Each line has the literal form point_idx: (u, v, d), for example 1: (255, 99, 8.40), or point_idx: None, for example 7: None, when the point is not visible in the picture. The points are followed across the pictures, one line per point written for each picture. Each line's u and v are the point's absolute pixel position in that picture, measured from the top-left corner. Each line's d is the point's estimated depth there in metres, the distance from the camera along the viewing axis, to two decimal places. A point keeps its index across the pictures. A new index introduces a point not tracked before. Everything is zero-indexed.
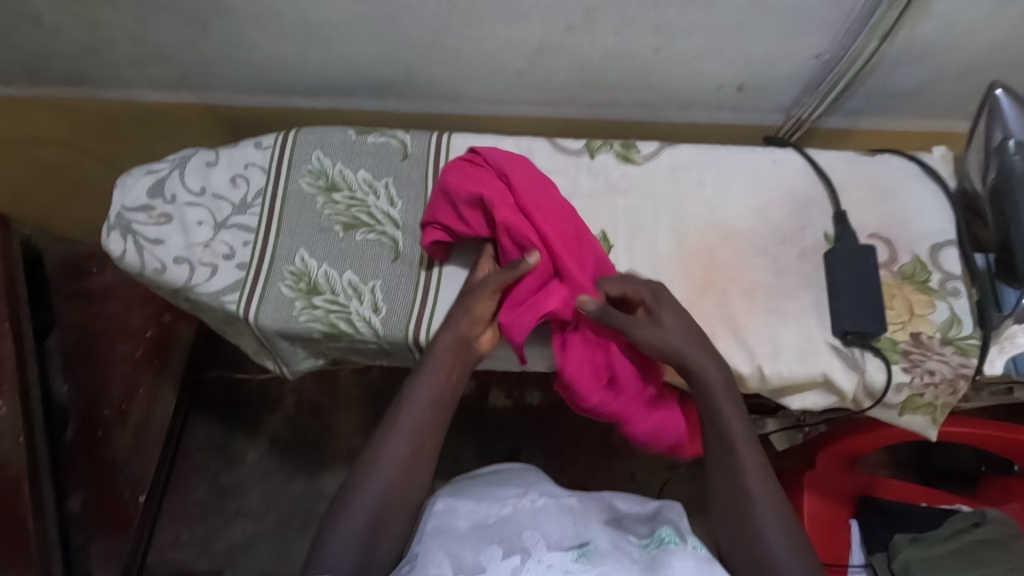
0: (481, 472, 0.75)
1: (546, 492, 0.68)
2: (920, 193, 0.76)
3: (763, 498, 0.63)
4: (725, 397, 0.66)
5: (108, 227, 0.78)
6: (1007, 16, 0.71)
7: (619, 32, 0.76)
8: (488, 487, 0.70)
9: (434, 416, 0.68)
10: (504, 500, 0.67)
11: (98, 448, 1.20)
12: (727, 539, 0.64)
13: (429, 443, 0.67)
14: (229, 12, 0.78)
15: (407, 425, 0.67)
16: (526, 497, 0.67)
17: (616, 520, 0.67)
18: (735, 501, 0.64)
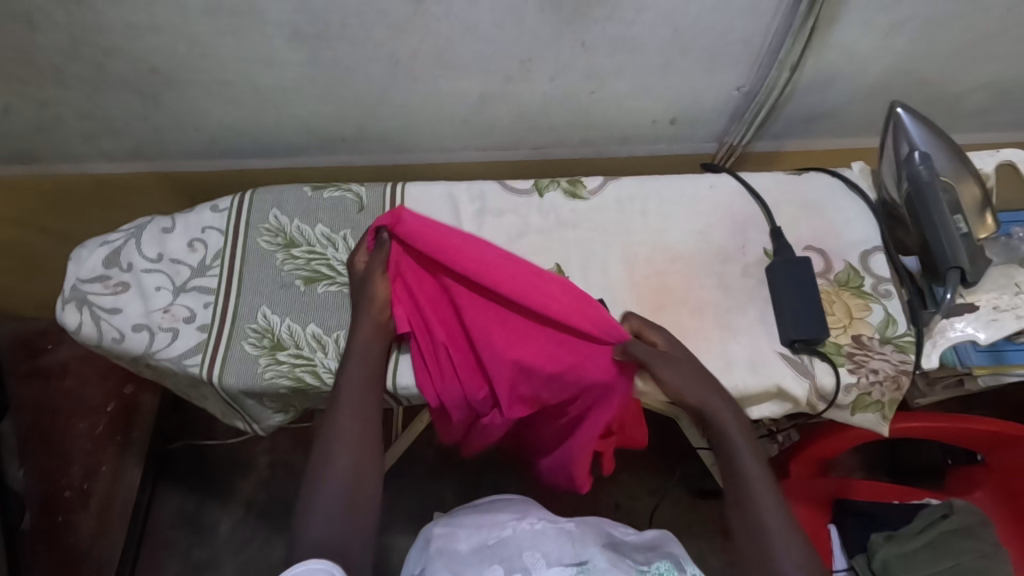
0: (480, 501, 0.75)
1: (545, 517, 0.69)
2: (846, 207, 0.82)
3: (775, 527, 0.63)
4: (735, 428, 0.69)
5: (62, 300, 0.77)
6: (897, 43, 0.79)
7: (555, 78, 0.81)
8: (486, 513, 0.70)
9: (369, 388, 0.69)
10: (504, 523, 0.67)
11: (59, 534, 1.12)
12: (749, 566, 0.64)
13: (372, 411, 0.69)
14: (179, 83, 0.80)
15: (351, 406, 0.68)
16: (526, 520, 0.67)
17: (613, 544, 0.67)
18: (750, 531, 0.64)
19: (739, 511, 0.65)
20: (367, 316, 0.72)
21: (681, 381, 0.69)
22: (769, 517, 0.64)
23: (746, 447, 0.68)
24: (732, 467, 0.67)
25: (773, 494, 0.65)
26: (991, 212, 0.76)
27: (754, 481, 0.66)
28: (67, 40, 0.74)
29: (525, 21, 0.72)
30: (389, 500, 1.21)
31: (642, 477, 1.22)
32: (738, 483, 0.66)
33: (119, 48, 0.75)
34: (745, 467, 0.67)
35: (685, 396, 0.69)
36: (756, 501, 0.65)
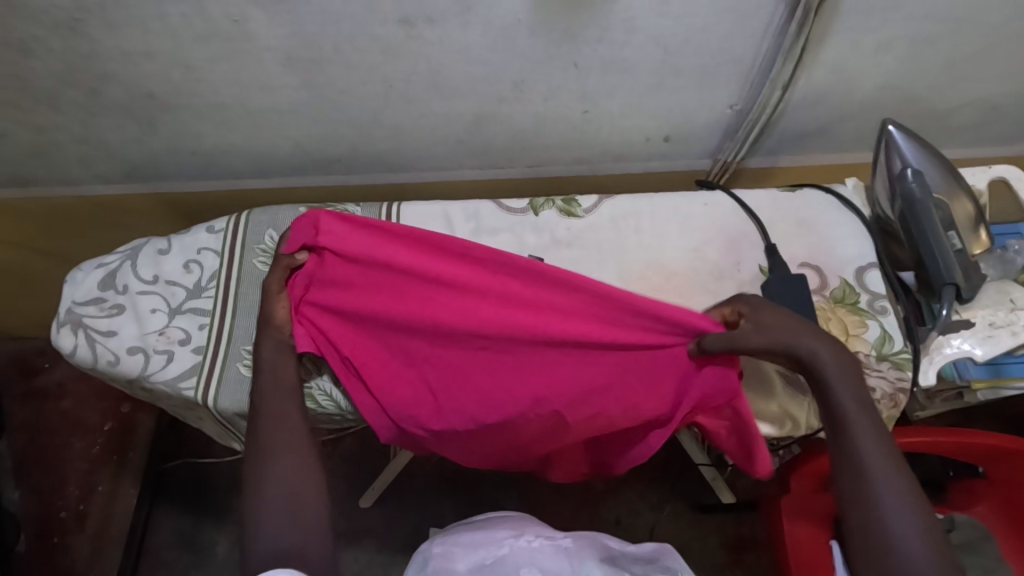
0: (481, 515, 0.76)
1: (543, 533, 0.70)
2: (839, 223, 0.82)
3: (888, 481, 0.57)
4: (843, 378, 0.60)
5: (57, 323, 0.77)
6: (887, 60, 0.79)
7: (548, 99, 0.81)
8: (483, 529, 0.72)
9: (283, 396, 0.67)
10: (501, 540, 0.69)
11: (56, 555, 1.15)
12: (852, 544, 0.58)
13: (296, 415, 0.67)
14: (174, 107, 0.81)
15: (275, 407, 0.66)
16: (523, 537, 0.69)
17: (610, 558, 0.69)
18: (857, 506, 0.57)
19: (850, 486, 0.58)
20: (268, 341, 0.70)
21: (814, 348, 0.61)
22: (888, 501, 0.56)
23: (865, 414, 0.59)
24: (846, 436, 0.59)
25: (895, 474, 0.57)
26: (985, 227, 0.77)
27: (872, 458, 0.58)
28: (62, 67, 0.74)
29: (517, 44, 0.73)
30: (389, 518, 1.20)
31: (643, 492, 1.21)
32: (850, 454, 0.58)
33: (115, 74, 0.76)
34: (860, 445, 0.58)
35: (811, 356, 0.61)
36: (876, 483, 0.57)
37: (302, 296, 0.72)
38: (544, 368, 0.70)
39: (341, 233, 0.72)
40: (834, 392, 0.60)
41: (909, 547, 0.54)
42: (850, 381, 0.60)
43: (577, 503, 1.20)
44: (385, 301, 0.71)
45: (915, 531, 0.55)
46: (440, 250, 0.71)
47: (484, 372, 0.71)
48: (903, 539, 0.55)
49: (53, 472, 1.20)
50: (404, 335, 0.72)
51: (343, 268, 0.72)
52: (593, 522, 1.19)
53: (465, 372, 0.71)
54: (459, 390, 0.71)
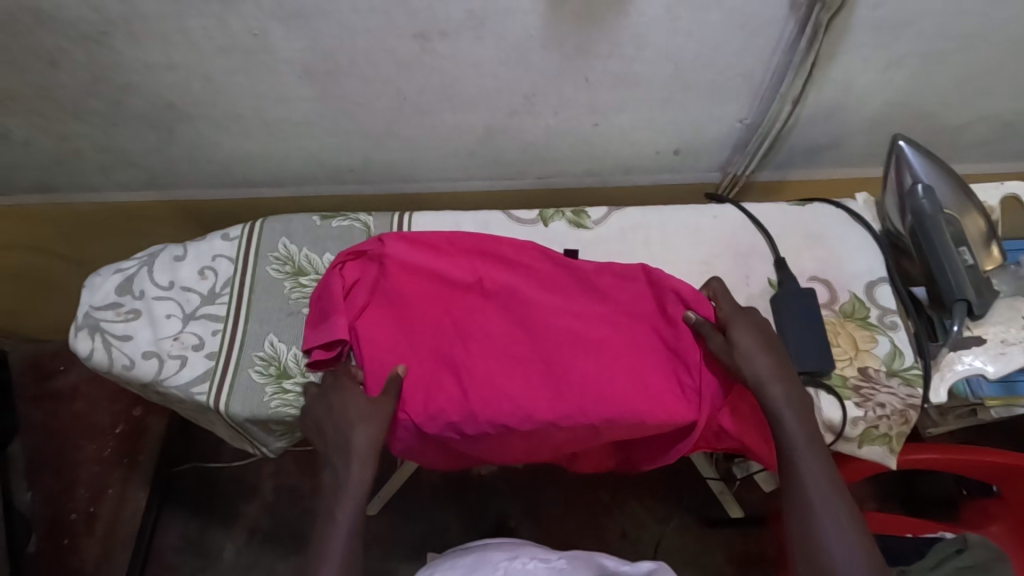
0: (472, 544, 0.78)
1: (536, 556, 0.73)
2: (849, 237, 0.82)
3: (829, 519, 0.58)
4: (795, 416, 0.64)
5: (75, 327, 0.79)
6: (898, 77, 0.80)
7: (559, 112, 0.82)
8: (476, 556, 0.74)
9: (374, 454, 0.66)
10: (496, 564, 0.71)
11: (66, 557, 1.16)
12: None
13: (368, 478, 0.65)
14: (192, 118, 0.83)
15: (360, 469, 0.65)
16: (518, 559, 0.72)
17: None
18: (807, 551, 0.58)
19: (799, 532, 0.59)
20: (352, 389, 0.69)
21: (763, 371, 0.65)
22: (835, 545, 0.57)
23: (813, 453, 0.62)
24: (796, 478, 0.61)
25: (843, 517, 0.58)
26: (997, 243, 0.77)
27: (821, 500, 0.59)
28: (86, 77, 0.76)
29: (529, 58, 0.74)
30: (396, 527, 1.20)
31: (649, 505, 1.20)
32: (801, 495, 0.60)
33: (137, 85, 0.78)
34: (809, 483, 0.60)
35: (764, 388, 0.64)
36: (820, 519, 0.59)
37: (339, 296, 0.74)
38: (585, 373, 0.69)
39: (402, 248, 0.76)
40: (785, 430, 0.63)
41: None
42: (799, 414, 0.64)
43: (583, 514, 1.20)
44: (435, 306, 0.74)
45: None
46: (497, 254, 0.76)
47: (515, 371, 0.70)
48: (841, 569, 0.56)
49: (64, 473, 1.22)
50: (438, 336, 0.72)
51: (394, 271, 0.75)
52: (599, 536, 1.18)
53: (501, 370, 0.70)
54: (493, 388, 0.68)
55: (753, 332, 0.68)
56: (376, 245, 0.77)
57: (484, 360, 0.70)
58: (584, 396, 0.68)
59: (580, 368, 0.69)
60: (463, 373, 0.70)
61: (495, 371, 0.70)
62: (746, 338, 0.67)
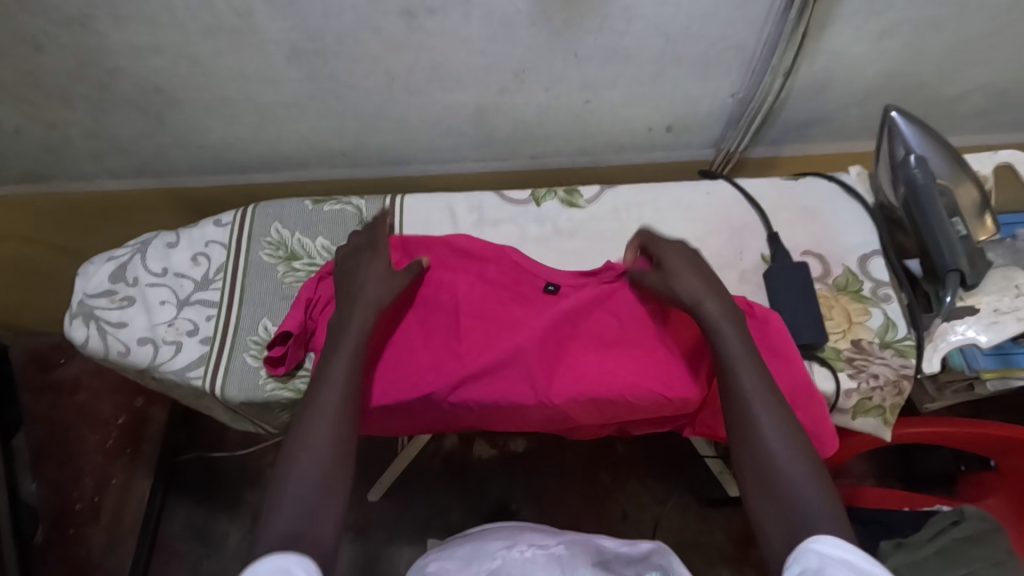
0: (472, 528, 0.78)
1: (535, 540, 0.72)
2: (842, 211, 0.82)
3: (763, 412, 0.59)
4: (728, 323, 0.64)
5: (70, 315, 0.79)
6: (890, 47, 0.79)
7: (550, 90, 0.82)
8: (474, 542, 0.73)
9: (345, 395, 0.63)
10: (494, 553, 0.71)
11: (72, 546, 1.17)
12: (752, 506, 0.57)
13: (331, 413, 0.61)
14: (181, 102, 0.83)
15: (338, 392, 0.63)
16: (516, 548, 0.72)
17: (603, 562, 0.72)
18: (747, 445, 0.59)
19: (741, 439, 0.60)
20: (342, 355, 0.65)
21: (699, 291, 0.67)
22: (775, 448, 0.58)
23: (749, 358, 0.62)
24: (730, 379, 0.62)
25: (775, 410, 0.60)
26: (991, 214, 0.76)
27: (760, 407, 0.60)
28: (73, 63, 0.76)
29: (517, 35, 0.73)
30: (397, 512, 1.21)
31: (648, 485, 1.21)
32: (736, 395, 0.61)
33: (124, 69, 0.77)
34: (748, 393, 0.60)
35: (700, 306, 0.66)
36: (756, 414, 0.60)
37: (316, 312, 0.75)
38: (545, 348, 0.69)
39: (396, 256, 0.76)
40: (722, 341, 0.64)
41: (788, 465, 0.57)
42: (736, 327, 0.64)
43: (583, 495, 1.21)
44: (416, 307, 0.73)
45: (806, 474, 0.56)
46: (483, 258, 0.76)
47: (503, 375, 0.68)
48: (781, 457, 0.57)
49: (69, 463, 1.23)
50: (419, 335, 0.72)
51: None
52: (599, 517, 1.19)
53: (476, 363, 0.68)
54: (469, 383, 0.68)
55: (690, 262, 0.70)
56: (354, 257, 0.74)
57: (463, 355, 0.69)
58: (558, 375, 0.69)
59: (580, 370, 0.69)
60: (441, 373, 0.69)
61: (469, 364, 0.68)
62: (678, 266, 0.69)
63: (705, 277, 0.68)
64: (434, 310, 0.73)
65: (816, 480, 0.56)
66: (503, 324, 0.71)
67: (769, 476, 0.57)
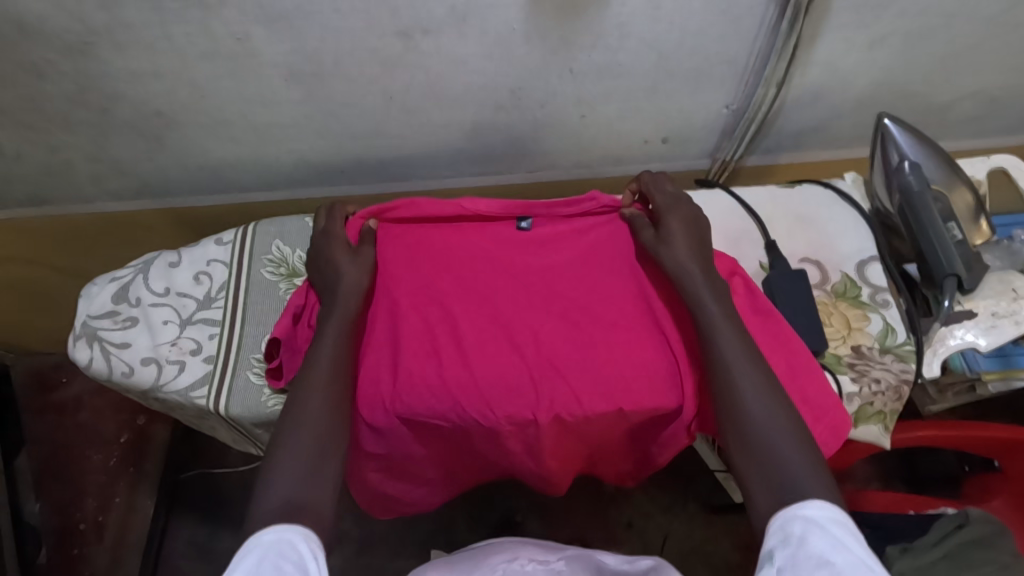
0: (471, 542, 0.78)
1: (536, 556, 0.72)
2: (839, 217, 0.83)
3: (749, 381, 0.60)
4: (709, 294, 0.66)
5: (73, 336, 0.79)
6: (881, 56, 0.80)
7: (545, 105, 0.83)
8: (476, 555, 0.73)
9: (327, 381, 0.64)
10: (496, 565, 0.71)
11: (76, 566, 1.17)
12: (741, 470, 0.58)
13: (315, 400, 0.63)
14: (181, 124, 0.83)
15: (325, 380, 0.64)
16: (517, 561, 0.71)
17: None
18: (733, 416, 0.60)
19: (727, 407, 0.60)
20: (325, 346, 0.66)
21: (684, 262, 0.68)
22: (756, 412, 0.59)
23: (731, 327, 0.63)
24: (714, 350, 0.63)
25: (759, 380, 0.60)
26: (985, 218, 0.77)
27: (745, 376, 0.61)
28: (73, 88, 0.77)
29: (512, 53, 0.74)
30: (402, 525, 1.21)
31: (652, 493, 1.21)
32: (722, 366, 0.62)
33: (124, 94, 0.78)
34: (730, 359, 0.61)
35: (683, 278, 0.67)
36: (740, 382, 0.60)
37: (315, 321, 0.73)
38: (555, 356, 0.70)
39: (408, 262, 0.75)
40: (704, 310, 0.65)
41: (769, 428, 0.58)
42: (716, 297, 0.66)
43: (588, 505, 1.20)
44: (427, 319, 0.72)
45: (788, 439, 0.57)
46: (495, 264, 0.75)
47: (510, 387, 0.68)
48: (763, 421, 0.58)
49: (72, 483, 1.23)
50: (429, 350, 0.70)
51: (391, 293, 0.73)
52: (604, 526, 1.19)
53: (490, 379, 0.68)
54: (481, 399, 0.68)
55: (684, 220, 0.71)
56: (338, 248, 0.73)
57: (478, 371, 0.68)
58: (567, 382, 0.68)
59: (588, 377, 0.68)
60: (453, 388, 0.68)
61: (483, 380, 0.68)
62: (674, 226, 0.70)
63: (693, 243, 0.69)
64: (446, 323, 0.72)
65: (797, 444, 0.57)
66: (516, 334, 0.71)
67: (754, 442, 0.58)
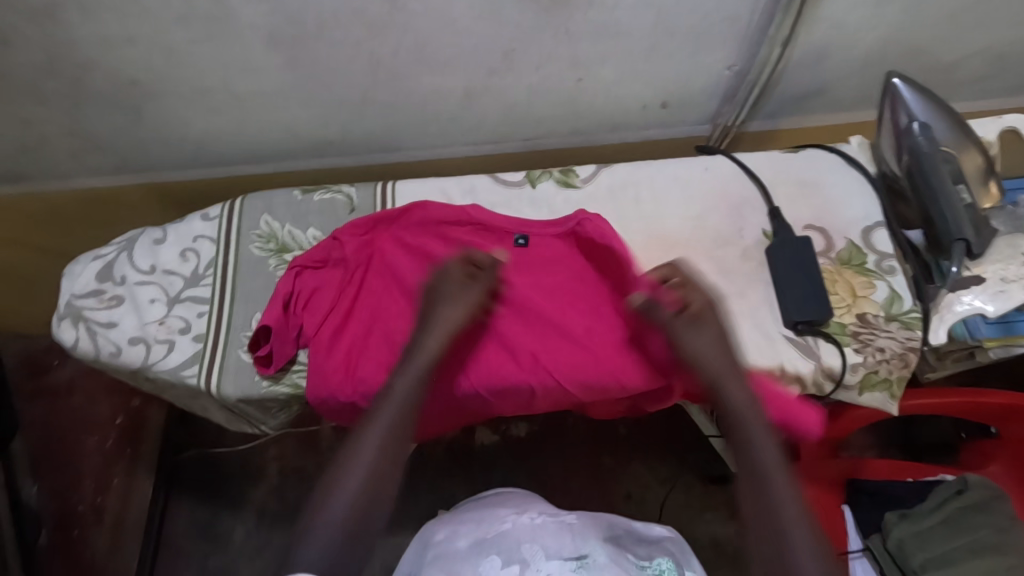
0: (485, 494, 0.79)
1: (546, 510, 0.72)
2: (844, 183, 0.81)
3: (786, 498, 0.64)
4: (751, 398, 0.68)
5: (58, 317, 0.77)
6: (890, 12, 0.77)
7: (540, 69, 0.79)
8: (485, 509, 0.73)
9: (379, 460, 0.67)
10: (504, 517, 0.71)
11: (76, 547, 1.16)
12: (755, 549, 0.64)
13: (366, 473, 0.66)
14: (160, 94, 0.80)
15: (372, 451, 0.67)
16: (526, 513, 0.71)
17: (613, 538, 0.71)
18: (766, 520, 0.64)
19: (757, 513, 0.65)
20: (388, 409, 0.68)
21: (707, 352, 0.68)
22: (795, 533, 0.62)
23: (769, 439, 0.66)
24: (753, 458, 0.66)
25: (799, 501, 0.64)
26: (995, 181, 0.75)
27: (778, 487, 0.64)
28: (43, 57, 0.73)
29: (505, 12, 0.71)
30: (402, 501, 1.21)
31: (651, 464, 1.21)
32: (765, 480, 0.65)
33: (97, 62, 0.74)
34: (769, 470, 0.65)
35: (717, 379, 0.68)
36: (775, 486, 0.64)
37: (298, 300, 0.75)
38: (548, 340, 0.71)
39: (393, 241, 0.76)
40: (734, 413, 0.67)
41: (803, 551, 0.61)
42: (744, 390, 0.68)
43: (588, 478, 1.20)
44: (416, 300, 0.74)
45: (807, 546, 0.62)
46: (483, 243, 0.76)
47: (501, 369, 0.70)
48: (797, 538, 0.62)
49: (67, 467, 1.21)
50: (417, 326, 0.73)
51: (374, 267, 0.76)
52: (605, 498, 1.19)
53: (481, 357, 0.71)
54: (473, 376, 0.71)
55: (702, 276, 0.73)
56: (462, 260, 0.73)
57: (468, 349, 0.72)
58: (559, 363, 0.70)
59: (578, 362, 0.70)
60: (444, 366, 0.71)
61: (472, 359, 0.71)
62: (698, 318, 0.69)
63: (718, 338, 0.69)
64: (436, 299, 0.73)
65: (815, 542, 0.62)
66: (505, 317, 0.73)
67: (782, 557, 0.62)
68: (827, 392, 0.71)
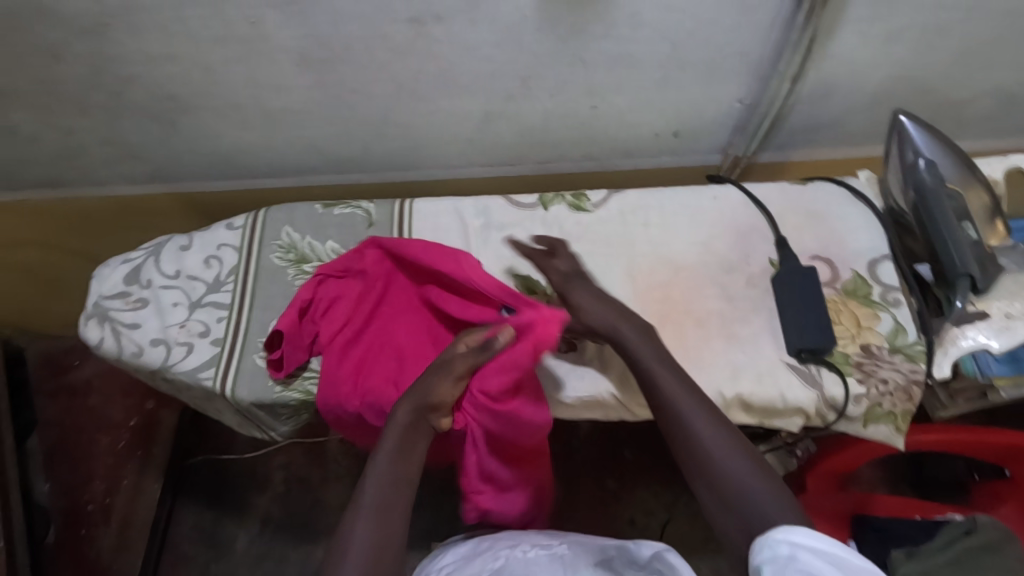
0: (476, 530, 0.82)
1: (537, 544, 0.71)
2: (851, 215, 0.82)
3: (727, 458, 0.62)
4: (651, 356, 0.68)
5: (86, 316, 0.80)
6: (898, 52, 0.79)
7: (556, 95, 0.83)
8: (478, 544, 0.73)
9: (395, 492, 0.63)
10: (497, 553, 0.70)
11: (82, 546, 1.19)
12: (713, 514, 0.62)
13: (389, 518, 0.61)
14: (194, 109, 0.84)
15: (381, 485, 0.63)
16: (518, 548, 0.71)
17: (604, 561, 0.67)
18: (723, 494, 0.60)
19: (713, 481, 0.62)
20: (388, 446, 0.65)
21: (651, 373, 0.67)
22: (754, 492, 0.59)
23: (687, 396, 0.66)
24: (674, 418, 0.65)
25: (747, 463, 0.61)
26: (1002, 219, 0.75)
27: (717, 450, 0.62)
28: (89, 71, 0.78)
29: (523, 41, 0.74)
30: None
31: (654, 491, 1.20)
32: (697, 441, 0.63)
33: (138, 77, 0.79)
34: (710, 447, 0.63)
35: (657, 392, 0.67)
36: (706, 444, 0.63)
37: (320, 309, 0.77)
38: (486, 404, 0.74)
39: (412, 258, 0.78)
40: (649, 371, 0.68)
41: (759, 496, 0.59)
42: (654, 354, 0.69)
43: (592, 502, 1.20)
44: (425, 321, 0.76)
45: (769, 502, 0.58)
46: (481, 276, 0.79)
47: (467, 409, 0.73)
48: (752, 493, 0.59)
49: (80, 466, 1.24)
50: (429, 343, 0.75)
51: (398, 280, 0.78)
52: (607, 524, 1.19)
53: None
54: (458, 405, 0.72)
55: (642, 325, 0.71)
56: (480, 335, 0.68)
57: None
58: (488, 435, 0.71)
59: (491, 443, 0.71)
60: None
61: None
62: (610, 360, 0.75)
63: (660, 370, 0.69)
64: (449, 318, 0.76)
65: (773, 496, 0.59)
66: None
67: (739, 505, 0.59)
68: (830, 423, 0.72)
